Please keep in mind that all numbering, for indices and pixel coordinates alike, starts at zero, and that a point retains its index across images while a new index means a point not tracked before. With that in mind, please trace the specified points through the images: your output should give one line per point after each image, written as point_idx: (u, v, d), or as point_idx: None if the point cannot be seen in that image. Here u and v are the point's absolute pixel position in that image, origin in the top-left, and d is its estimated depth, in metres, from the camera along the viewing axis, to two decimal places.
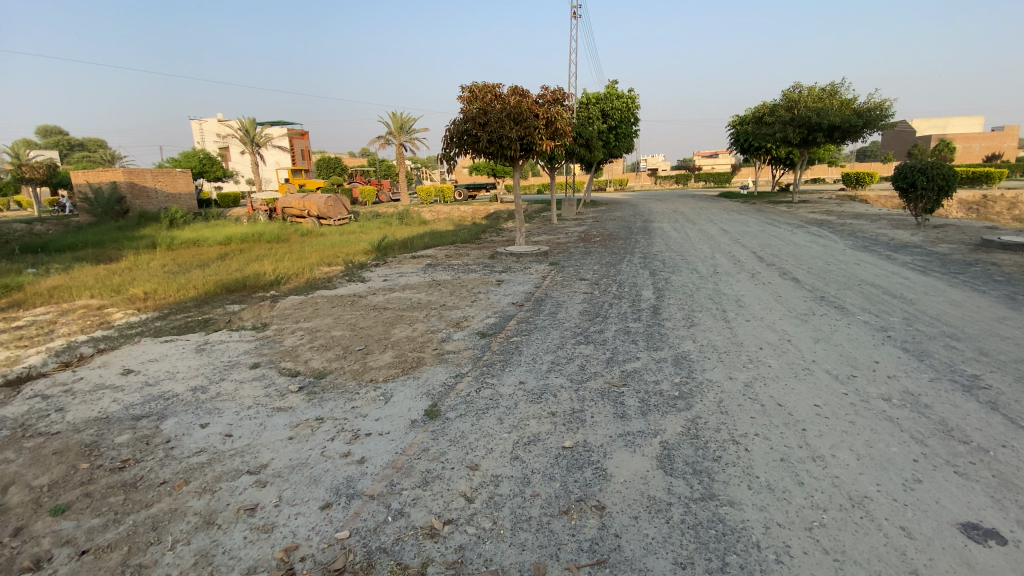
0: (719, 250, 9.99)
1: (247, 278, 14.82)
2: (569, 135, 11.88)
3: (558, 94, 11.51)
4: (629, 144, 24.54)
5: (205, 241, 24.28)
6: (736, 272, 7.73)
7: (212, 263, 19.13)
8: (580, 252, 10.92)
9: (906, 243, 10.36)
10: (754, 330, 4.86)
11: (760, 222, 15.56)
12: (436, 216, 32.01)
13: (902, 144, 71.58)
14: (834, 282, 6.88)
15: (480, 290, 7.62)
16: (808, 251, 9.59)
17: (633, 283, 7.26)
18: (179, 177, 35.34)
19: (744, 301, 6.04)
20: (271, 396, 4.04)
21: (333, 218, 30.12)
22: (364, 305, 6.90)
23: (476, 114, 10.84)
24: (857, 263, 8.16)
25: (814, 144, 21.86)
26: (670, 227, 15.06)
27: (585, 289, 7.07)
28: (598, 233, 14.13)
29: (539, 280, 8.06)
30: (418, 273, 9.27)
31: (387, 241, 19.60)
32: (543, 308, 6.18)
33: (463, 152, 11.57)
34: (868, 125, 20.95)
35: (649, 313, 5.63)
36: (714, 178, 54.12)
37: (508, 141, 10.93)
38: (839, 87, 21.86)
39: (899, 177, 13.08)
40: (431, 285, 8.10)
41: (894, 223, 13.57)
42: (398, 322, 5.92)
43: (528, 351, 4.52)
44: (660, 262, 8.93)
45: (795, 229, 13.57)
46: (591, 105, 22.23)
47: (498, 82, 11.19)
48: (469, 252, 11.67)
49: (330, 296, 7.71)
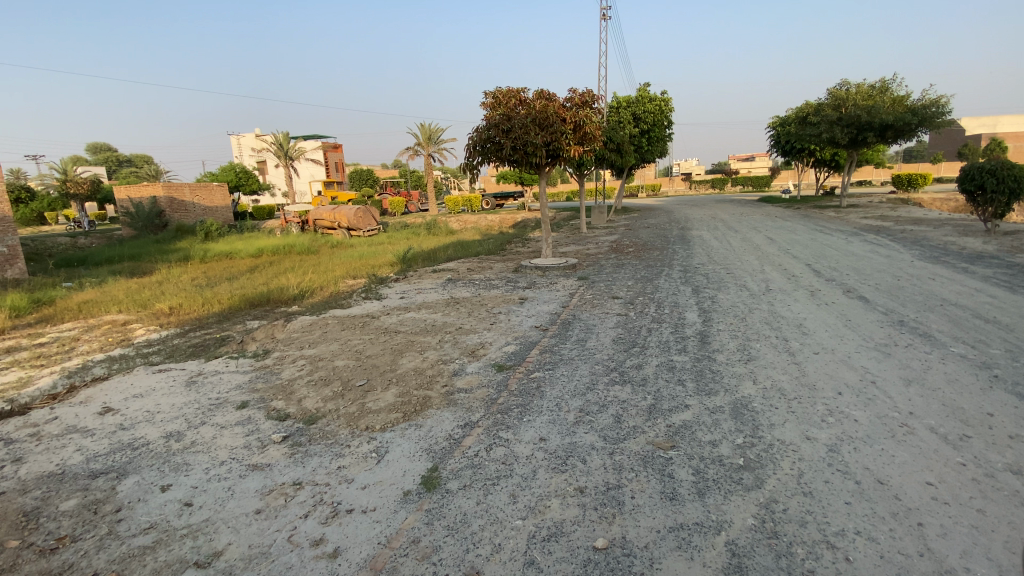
0: (767, 263, 9.04)
1: (271, 292, 14.63)
2: (599, 140, 11.15)
3: (587, 96, 10.79)
4: (662, 149, 23.60)
5: (237, 254, 24.55)
6: (791, 289, 6.82)
7: (241, 276, 19.18)
8: (611, 264, 10.14)
9: (982, 252, 9.18)
10: (826, 368, 4.03)
11: (809, 229, 14.41)
12: (463, 225, 31.64)
13: (953, 143, 67.63)
14: (911, 302, 5.92)
15: (501, 309, 6.98)
16: (870, 263, 8.55)
17: (672, 302, 6.47)
18: (216, 191, 36.18)
19: (806, 326, 5.18)
20: (251, 449, 3.48)
21: (362, 229, 30.14)
22: (374, 329, 6.33)
23: (499, 120, 10.25)
24: (932, 278, 7.14)
25: (863, 144, 20.40)
26: (708, 236, 14.06)
27: (618, 310, 6.31)
28: (630, 244, 13.29)
29: (566, 298, 7.34)
30: (437, 289, 8.68)
31: (413, 252, 19.20)
32: (571, 334, 5.47)
33: (487, 160, 11.00)
34: (924, 123, 19.36)
35: (694, 342, 4.84)
36: (751, 183, 52.21)
37: (533, 147, 10.30)
38: (890, 83, 20.39)
39: (966, 179, 11.77)
40: (449, 303, 7.50)
41: (962, 229, 12.25)
42: (408, 351, 5.30)
43: (553, 393, 3.82)
44: (701, 277, 8.09)
45: (848, 236, 12.42)
46: (622, 109, 21.43)
47: (523, 86, 10.58)
48: (493, 265, 11.05)
49: (341, 316, 7.19)
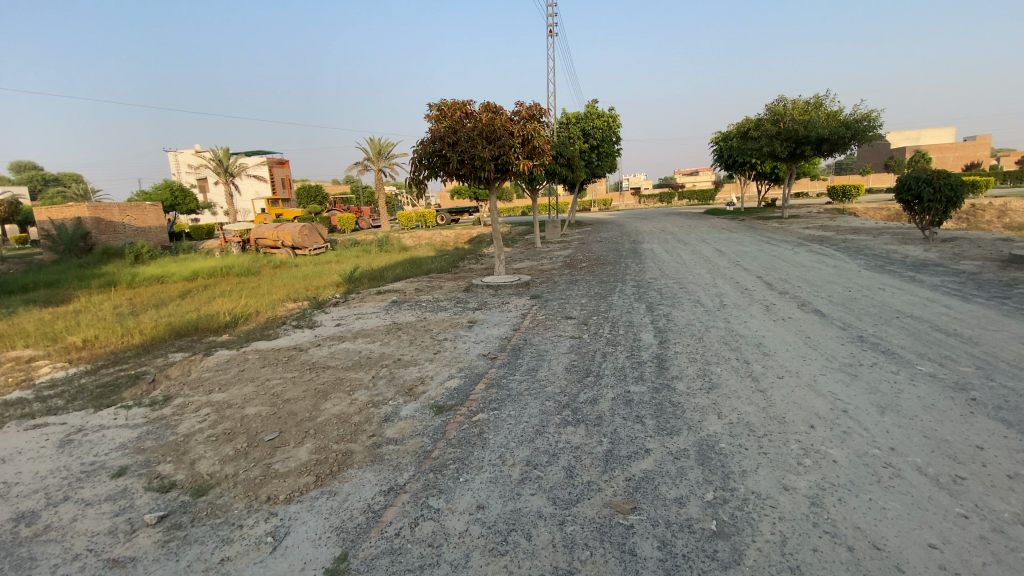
0: (721, 276, 8.91)
1: (202, 319, 13.40)
2: (548, 154, 10.83)
3: (534, 110, 10.48)
4: (612, 163, 23.81)
5: (170, 277, 22.82)
6: (747, 304, 6.61)
7: (171, 302, 17.66)
8: (565, 281, 9.78)
9: (923, 260, 9.41)
10: (793, 396, 3.70)
11: (757, 240, 14.63)
12: (416, 242, 30.85)
13: (878, 156, 72.63)
14: (866, 315, 5.80)
15: (446, 334, 6.41)
16: (819, 274, 8.56)
17: (628, 321, 6.11)
18: (149, 210, 33.82)
19: (767, 345, 4.91)
20: (117, 536, 2.76)
21: (308, 247, 28.84)
22: (301, 365, 5.61)
23: (445, 133, 9.76)
24: (881, 288, 7.13)
25: (802, 157, 21.25)
26: (661, 249, 14.01)
27: (571, 332, 5.88)
28: (584, 258, 13.03)
29: (518, 319, 6.85)
30: (379, 314, 7.99)
31: (361, 272, 18.29)
32: (521, 362, 4.98)
33: (433, 175, 10.46)
34: (856, 137, 20.36)
35: (652, 369, 4.43)
36: (698, 196, 54.01)
37: (481, 162, 9.83)
38: (823, 100, 21.40)
39: (903, 189, 12.26)
40: (390, 329, 6.86)
41: (899, 238, 12.71)
42: (335, 391, 4.66)
43: (496, 440, 3.30)
44: (656, 293, 7.81)
45: (795, 247, 12.62)
46: (572, 125, 21.50)
47: (469, 99, 10.17)
48: (442, 284, 10.46)
49: (268, 349, 6.41)
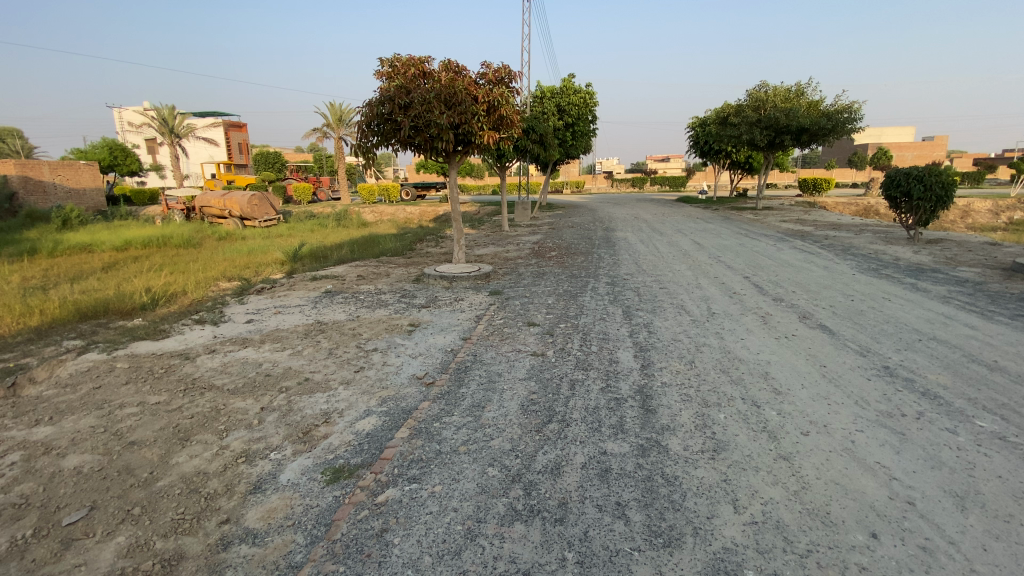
0: (704, 275, 7.91)
1: (114, 299, 11.60)
2: (517, 126, 9.48)
3: (502, 73, 9.08)
4: (586, 143, 22.60)
5: (97, 246, 20.47)
6: (739, 313, 5.61)
7: (90, 274, 15.58)
8: (531, 273, 8.61)
9: (917, 264, 8.70)
10: (828, 470, 2.67)
11: (735, 233, 13.76)
12: (378, 218, 29.03)
13: (843, 152, 74.09)
14: (882, 335, 4.88)
15: (379, 341, 5.14)
16: (812, 277, 7.66)
17: (602, 333, 5.01)
18: (84, 170, 30.48)
19: (776, 375, 3.90)
20: None
21: (258, 219, 26.58)
22: (177, 384, 4.27)
23: (396, 94, 8.32)
24: (886, 298, 6.28)
25: (781, 147, 20.58)
26: (636, 239, 12.98)
27: (532, 345, 4.72)
28: (554, 246, 11.87)
29: (470, 323, 5.65)
30: (304, 308, 6.63)
31: (310, 249, 16.62)
32: (464, 391, 3.80)
33: (383, 143, 9.00)
34: (835, 129, 19.75)
35: (633, 410, 3.34)
36: (670, 182, 53.66)
37: (438, 130, 8.44)
38: (805, 88, 20.69)
39: (892, 184, 11.46)
40: (311, 331, 5.54)
41: (883, 236, 12.07)
42: (201, 432, 3.39)
43: (402, 550, 2.15)
44: (633, 294, 6.75)
45: (776, 241, 11.83)
46: (546, 99, 20.12)
47: (427, 56, 8.71)
48: (391, 270, 9.10)
49: (146, 356, 5.00)
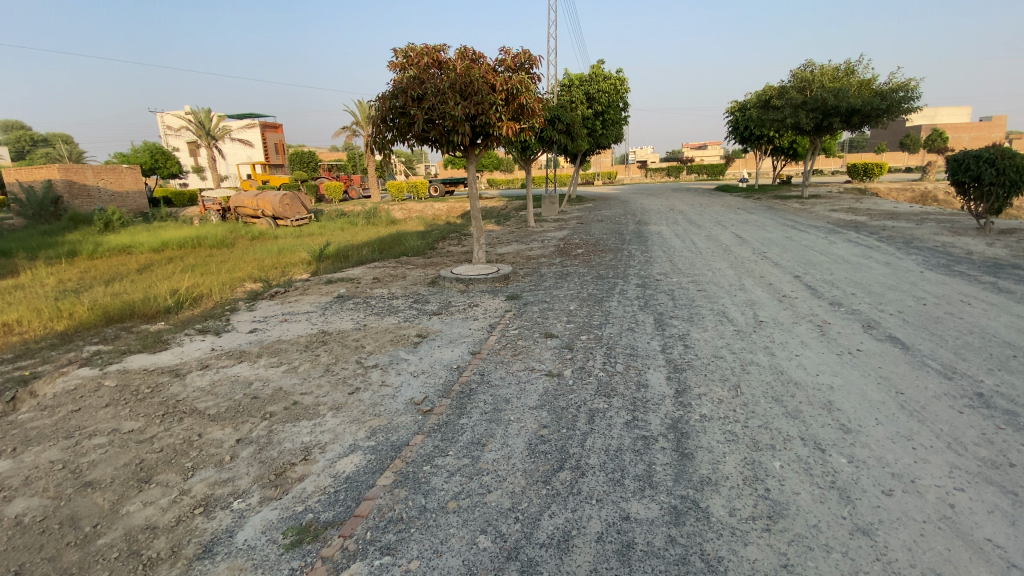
0: (746, 274, 7.13)
1: (142, 302, 11.67)
2: (539, 115, 8.85)
3: (522, 59, 8.46)
4: (617, 133, 21.68)
5: (136, 247, 21.04)
6: (790, 322, 4.87)
7: (125, 276, 15.92)
8: (554, 273, 8.01)
9: (994, 258, 7.65)
10: (925, 553, 2.02)
11: (780, 225, 12.73)
12: (406, 215, 28.91)
13: (895, 134, 69.74)
14: (967, 350, 4.08)
15: (380, 355, 4.69)
16: (873, 275, 6.77)
17: (629, 347, 4.40)
18: (126, 174, 31.58)
19: (842, 407, 3.21)
20: None
21: (290, 218, 26.83)
22: (156, 406, 3.94)
23: (409, 85, 7.85)
24: (964, 301, 5.39)
25: (828, 130, 19.15)
26: (670, 233, 12.16)
27: (548, 362, 4.16)
28: (581, 243, 11.21)
29: (482, 334, 5.13)
30: (311, 316, 6.28)
31: (335, 248, 16.46)
32: (465, 420, 3.27)
33: (398, 138, 8.56)
34: (891, 110, 18.18)
35: (665, 455, 2.74)
36: (707, 171, 51.66)
37: (454, 123, 7.91)
38: (856, 66, 19.14)
39: (959, 168, 10.22)
40: (311, 343, 5.15)
41: (950, 226, 10.85)
42: (163, 472, 3.05)
43: None
44: (666, 298, 6.09)
45: (827, 234, 10.80)
46: (574, 88, 19.36)
47: (442, 44, 8.18)
48: (408, 272, 8.70)
49: (136, 373, 4.73)
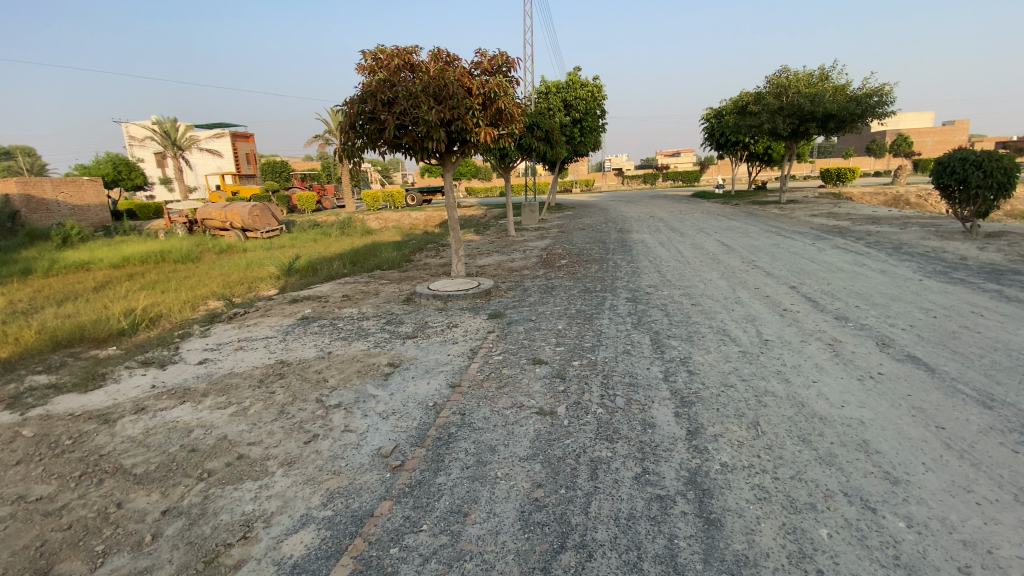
0: (741, 286, 6.76)
1: (92, 323, 10.72)
2: (518, 121, 8.39)
3: (499, 61, 8.00)
4: (596, 140, 21.43)
5: (94, 263, 19.83)
6: (799, 341, 4.47)
7: (78, 295, 14.83)
8: (538, 287, 7.51)
9: (988, 263, 7.46)
10: None
11: (765, 231, 12.51)
12: (382, 225, 28.17)
13: (861, 140, 71.73)
14: (996, 371, 3.71)
15: (345, 390, 4.10)
16: (872, 285, 6.46)
17: (628, 374, 3.92)
18: (88, 186, 30.04)
19: (881, 450, 2.78)
20: None
21: (260, 230, 25.81)
22: (73, 464, 3.29)
23: (378, 88, 7.28)
24: (976, 312, 5.08)
25: (805, 135, 19.23)
26: (654, 241, 11.82)
27: (539, 395, 3.64)
28: (564, 253, 10.77)
29: (462, 360, 4.59)
30: (271, 342, 5.64)
31: (307, 262, 15.70)
32: (441, 478, 2.73)
33: (368, 146, 7.98)
34: (865, 115, 18.33)
35: (687, 524, 2.24)
36: (683, 177, 52.21)
37: (428, 128, 7.38)
38: (830, 72, 19.29)
39: (945, 171, 10.13)
40: (268, 376, 4.53)
41: (934, 230, 10.75)
42: (65, 561, 2.44)
43: None
44: (660, 314, 5.64)
45: (813, 240, 10.59)
46: (552, 95, 19.06)
47: (414, 45, 7.65)
48: (382, 288, 8.10)
49: (57, 418, 4.03)
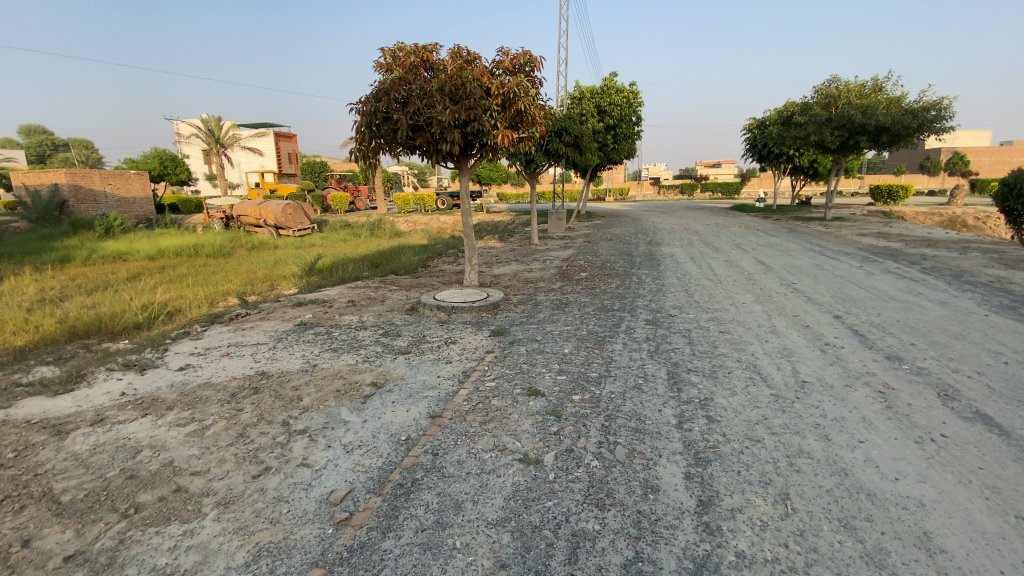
0: (777, 312, 6.05)
1: (111, 314, 10.72)
2: (540, 124, 7.94)
3: (522, 60, 7.55)
4: (629, 148, 20.77)
5: (131, 254, 20.36)
6: (843, 387, 3.79)
7: (108, 285, 15.08)
8: (552, 302, 6.99)
9: None
10: None
11: (807, 250, 11.59)
12: (411, 227, 28.14)
13: (915, 156, 68.19)
14: None
15: (316, 414, 3.67)
16: (930, 318, 5.65)
17: (635, 418, 3.34)
18: (134, 179, 31.17)
19: (947, 548, 2.15)
20: None
21: (291, 228, 26.13)
22: (1, 485, 2.96)
23: (392, 87, 6.92)
24: None
25: (855, 149, 18.04)
26: (684, 256, 11.12)
27: (527, 437, 3.12)
28: (586, 265, 10.19)
29: (452, 384, 4.10)
30: (260, 350, 5.30)
31: (328, 262, 15.58)
32: (388, 543, 2.26)
33: (382, 147, 7.63)
34: (923, 128, 17.03)
35: None
36: (721, 189, 50.66)
37: (442, 129, 6.97)
38: (885, 82, 18.06)
39: (1009, 193, 9.04)
40: (242, 391, 4.15)
41: (999, 258, 9.64)
42: None
43: None
44: (682, 342, 5.03)
45: (861, 262, 9.67)
46: (585, 100, 18.53)
47: (434, 43, 7.27)
48: (389, 295, 7.73)
49: (13, 425, 3.76)
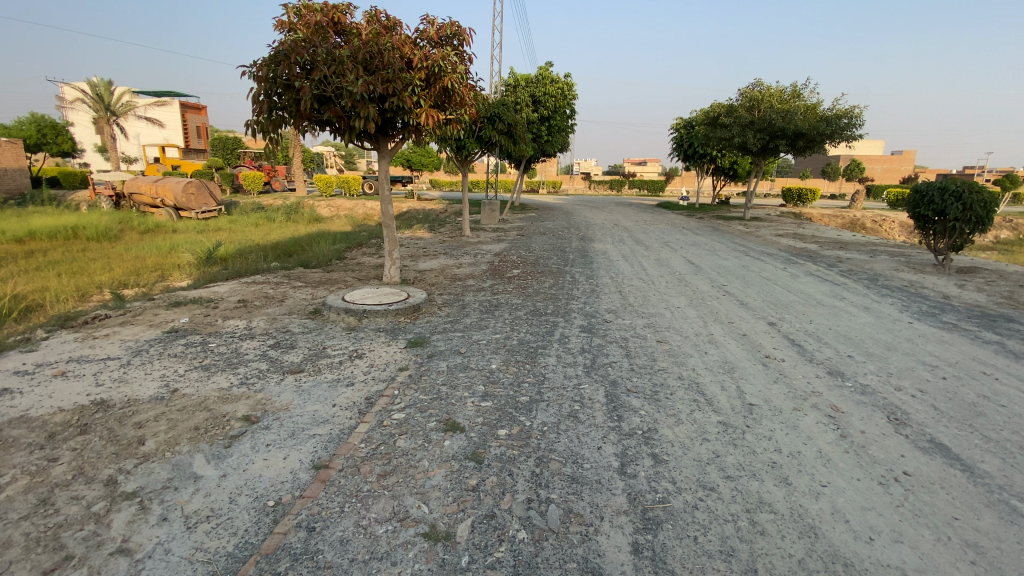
0: (715, 319, 5.77)
1: None
2: (469, 104, 7.19)
3: (448, 32, 6.76)
4: (563, 141, 20.48)
5: None
6: (793, 411, 3.45)
7: None
8: (479, 304, 6.34)
9: (973, 304, 6.81)
10: None
11: (733, 250, 11.75)
12: (334, 212, 26.32)
13: (818, 163, 74.44)
14: None
15: (158, 466, 2.76)
16: (859, 326, 5.60)
17: (570, 462, 2.76)
18: (3, 148, 26.65)
19: None
20: None
21: (194, 210, 23.50)
22: None
23: (294, 49, 5.86)
24: (987, 374, 4.23)
25: (774, 152, 18.86)
26: (616, 253, 10.88)
27: (439, 497, 2.43)
28: (517, 261, 9.60)
29: (349, 415, 3.33)
30: (110, 368, 4.20)
31: (232, 250, 13.88)
32: None
33: (284, 120, 6.52)
34: (834, 135, 18.07)
35: None
36: (649, 187, 52.35)
37: (356, 103, 6.03)
38: (802, 89, 18.96)
39: (922, 200, 9.54)
40: (64, 431, 3.12)
41: (905, 262, 10.21)
42: None
43: None
44: (620, 354, 4.54)
45: (784, 263, 9.85)
46: (519, 88, 17.91)
47: (346, 3, 6.27)
48: (292, 293, 6.70)
49: None
